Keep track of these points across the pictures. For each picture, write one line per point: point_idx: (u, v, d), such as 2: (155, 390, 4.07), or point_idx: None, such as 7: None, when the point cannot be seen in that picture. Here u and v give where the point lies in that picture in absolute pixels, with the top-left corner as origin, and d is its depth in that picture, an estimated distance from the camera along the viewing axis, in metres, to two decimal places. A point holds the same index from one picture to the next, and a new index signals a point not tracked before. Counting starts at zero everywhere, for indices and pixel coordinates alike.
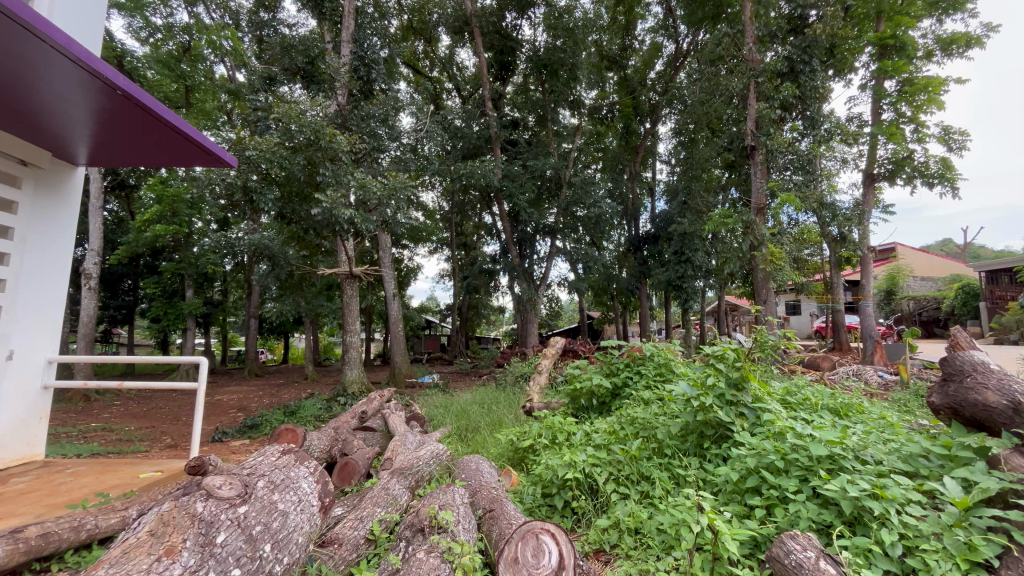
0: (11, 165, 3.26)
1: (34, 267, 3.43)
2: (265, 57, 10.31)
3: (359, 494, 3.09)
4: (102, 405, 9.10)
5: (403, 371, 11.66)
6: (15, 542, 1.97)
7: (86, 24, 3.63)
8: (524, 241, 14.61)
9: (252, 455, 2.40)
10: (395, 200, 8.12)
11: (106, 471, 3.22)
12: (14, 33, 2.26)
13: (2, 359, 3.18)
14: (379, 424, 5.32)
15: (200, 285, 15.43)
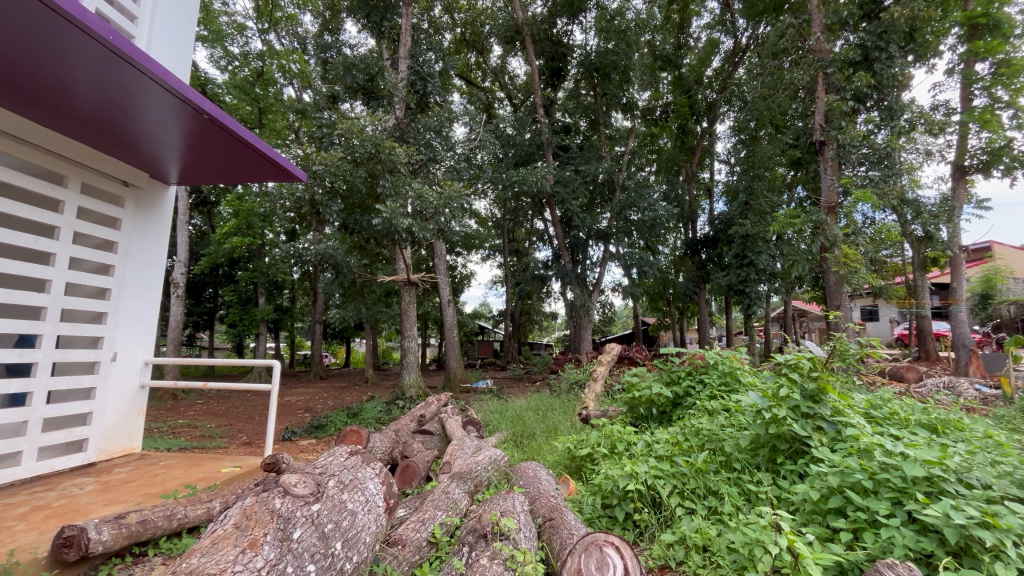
0: (114, 185, 3.64)
1: (134, 277, 3.80)
2: (329, 77, 10.94)
3: (420, 497, 3.16)
4: (188, 403, 9.92)
5: (458, 376, 11.85)
6: (120, 526, 2.17)
7: (177, 58, 4.00)
8: (576, 246, 14.47)
9: (322, 455, 2.50)
10: (450, 208, 8.32)
11: (192, 465, 3.50)
12: (120, 67, 2.52)
13: (108, 360, 3.55)
14: (437, 428, 5.44)
15: (271, 292, 16.50)
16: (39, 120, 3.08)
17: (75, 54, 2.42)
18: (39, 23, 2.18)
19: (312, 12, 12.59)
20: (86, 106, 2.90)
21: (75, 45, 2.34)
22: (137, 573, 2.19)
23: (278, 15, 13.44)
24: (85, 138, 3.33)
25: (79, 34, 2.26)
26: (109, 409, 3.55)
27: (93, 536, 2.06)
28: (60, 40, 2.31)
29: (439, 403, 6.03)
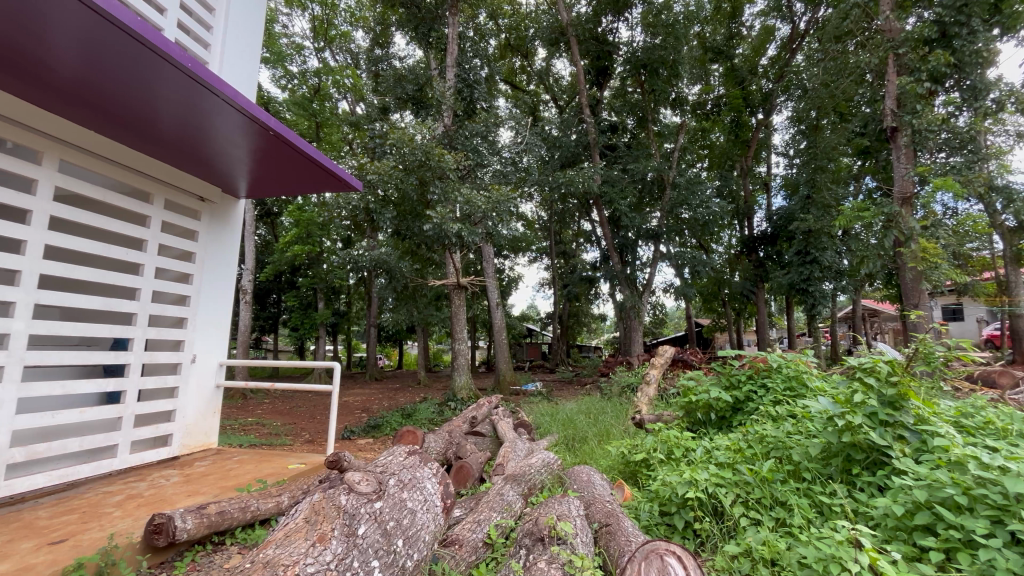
0: (192, 201, 3.95)
1: (210, 285, 4.10)
2: (380, 89, 11.35)
3: (475, 498, 3.19)
4: (257, 403, 10.57)
5: (507, 379, 11.91)
6: (202, 515, 2.34)
7: (244, 80, 4.27)
8: (625, 247, 14.19)
9: (382, 454, 2.59)
10: (498, 212, 8.39)
11: (263, 461, 3.72)
12: (198, 91, 2.73)
13: (188, 362, 3.84)
14: (489, 429, 5.48)
15: (330, 297, 17.29)
16: (130, 144, 3.39)
17: (159, 81, 2.64)
18: (128, 54, 2.40)
19: (363, 28, 13.13)
20: (170, 129, 3.16)
21: (159, 72, 2.55)
22: (217, 560, 2.36)
23: (332, 32, 14.11)
24: (168, 159, 3.64)
25: (161, 62, 2.46)
26: (190, 407, 3.85)
27: (179, 524, 2.23)
28: (147, 70, 2.54)
29: (490, 405, 6.09)
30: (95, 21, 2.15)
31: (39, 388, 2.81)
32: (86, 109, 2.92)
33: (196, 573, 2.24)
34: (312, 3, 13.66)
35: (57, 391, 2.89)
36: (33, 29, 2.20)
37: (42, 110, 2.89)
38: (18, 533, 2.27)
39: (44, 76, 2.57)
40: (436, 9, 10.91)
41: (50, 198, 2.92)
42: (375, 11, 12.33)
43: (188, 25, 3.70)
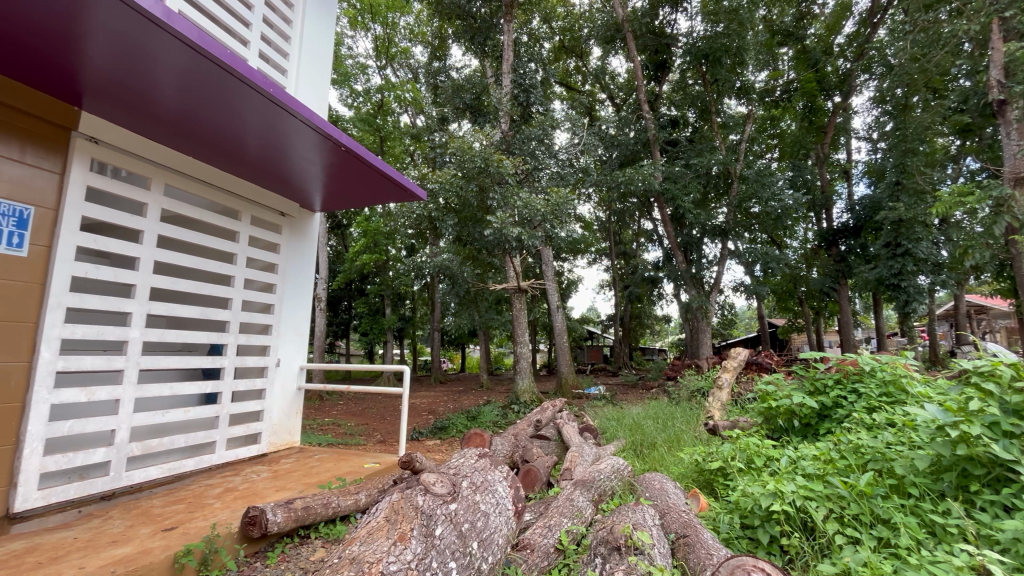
0: (274, 216, 4.27)
1: (292, 294, 4.40)
2: (439, 100, 11.70)
3: (543, 503, 3.16)
4: (332, 404, 11.19)
5: (570, 382, 11.80)
6: (289, 510, 2.50)
7: (317, 101, 4.56)
8: (690, 245, 13.64)
9: (454, 457, 2.65)
10: (557, 215, 8.36)
11: (341, 459, 3.92)
12: (279, 115, 2.94)
13: (274, 365, 4.14)
14: (553, 433, 5.46)
15: (396, 303, 18.02)
16: (221, 167, 3.72)
17: (244, 107, 2.87)
18: (218, 85, 2.63)
19: (422, 43, 13.58)
20: (254, 150, 3.43)
21: (244, 100, 2.78)
22: (303, 553, 2.52)
23: (393, 50, 14.70)
24: (253, 179, 3.95)
25: (245, 90, 2.67)
26: (276, 408, 4.13)
27: (270, 518, 2.39)
28: (235, 98, 2.77)
29: (555, 408, 6.07)
30: (190, 57, 2.38)
31: (151, 389, 3.14)
32: (184, 137, 3.24)
33: (286, 564, 2.40)
34: (374, 23, 14.31)
35: (166, 391, 3.21)
36: (140, 68, 2.48)
37: (149, 140, 3.23)
38: (137, 519, 2.53)
39: (150, 110, 2.87)
40: (491, 18, 11.09)
41: (158, 218, 3.26)
42: (433, 25, 12.72)
43: (268, 54, 4.00)
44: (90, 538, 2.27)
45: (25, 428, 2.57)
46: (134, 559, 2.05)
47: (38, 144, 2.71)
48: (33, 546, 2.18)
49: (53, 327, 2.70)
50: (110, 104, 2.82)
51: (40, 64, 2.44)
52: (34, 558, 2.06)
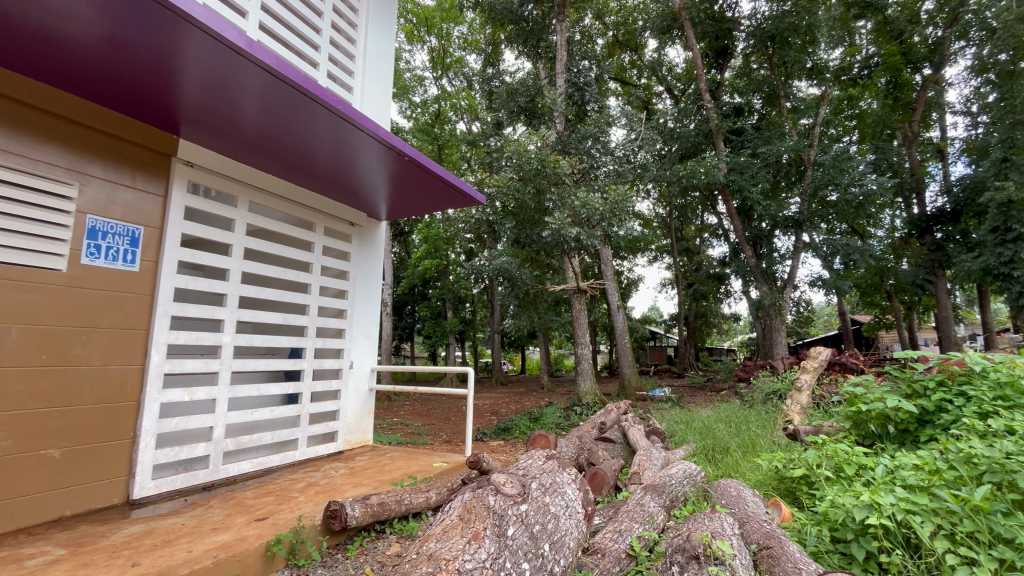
0: (344, 226, 4.51)
1: (363, 299, 4.62)
2: (494, 105, 11.85)
3: (613, 508, 3.10)
4: (400, 405, 11.61)
5: (633, 384, 11.49)
6: (367, 505, 2.62)
7: (379, 114, 4.77)
8: (758, 238, 12.90)
9: (522, 458, 2.69)
10: (616, 213, 8.18)
11: (412, 458, 4.06)
12: (348, 130, 3.10)
13: (348, 367, 4.37)
14: (619, 436, 5.34)
15: (457, 306, 18.44)
16: (296, 183, 3.97)
17: (317, 125, 3.05)
18: (294, 105, 2.81)
19: (476, 51, 13.80)
20: (325, 165, 3.64)
21: (317, 119, 2.96)
22: (380, 547, 2.63)
23: (448, 60, 15.08)
24: (325, 192, 4.19)
25: (317, 109, 2.84)
26: (350, 408, 4.36)
27: (349, 512, 2.52)
28: (308, 117, 2.94)
29: (619, 410, 5.95)
30: (270, 82, 2.56)
31: (242, 390, 3.42)
32: (265, 157, 3.50)
33: (365, 558, 2.52)
34: (429, 36, 14.76)
35: (254, 392, 3.48)
36: (227, 95, 2.70)
37: (235, 161, 3.52)
38: (233, 509, 2.77)
39: (235, 133, 3.13)
40: (543, 19, 11.09)
41: (244, 232, 3.56)
42: (486, 32, 12.89)
43: (335, 73, 4.24)
44: (195, 525, 2.50)
45: (140, 423, 2.89)
46: (232, 545, 2.23)
47: (144, 170, 3.03)
48: (149, 529, 2.44)
49: (160, 333, 3.01)
50: (203, 130, 3.10)
51: (145, 98, 2.73)
52: (151, 540, 2.30)
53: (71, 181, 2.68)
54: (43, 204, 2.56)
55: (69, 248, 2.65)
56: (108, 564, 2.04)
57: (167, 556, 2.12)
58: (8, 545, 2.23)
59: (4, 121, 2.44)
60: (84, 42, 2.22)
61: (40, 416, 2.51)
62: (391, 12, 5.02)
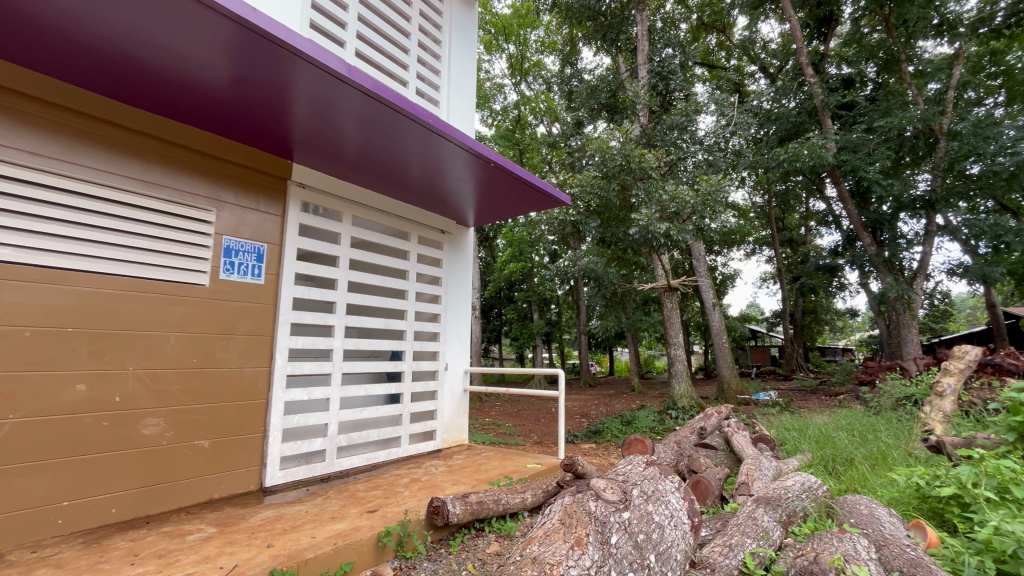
0: (436, 234, 4.72)
1: (455, 303, 4.80)
2: (574, 104, 11.73)
3: (720, 519, 2.90)
4: (491, 406, 11.89)
5: (734, 387, 10.69)
6: (467, 503, 2.70)
7: (464, 125, 4.93)
8: (878, 223, 11.46)
9: (621, 464, 2.61)
10: (709, 205, 7.66)
11: (506, 458, 4.13)
12: (436, 141, 3.23)
13: (443, 369, 4.56)
14: (721, 442, 5.01)
15: (542, 308, 18.49)
16: (392, 195, 4.23)
17: (408, 139, 3.22)
18: (388, 123, 3.00)
19: (553, 52, 13.72)
20: (418, 177, 3.84)
21: (408, 134, 3.12)
22: (480, 545, 2.71)
23: (526, 65, 15.24)
24: (418, 203, 4.42)
25: (408, 124, 3.00)
26: (447, 408, 4.55)
27: (451, 509, 2.62)
28: (401, 133, 3.12)
29: (721, 415, 5.58)
30: (366, 104, 2.75)
31: (352, 390, 3.71)
32: (365, 174, 3.77)
33: (467, 554, 2.60)
34: (508, 43, 15.03)
35: (362, 392, 3.77)
36: (331, 119, 2.95)
37: (339, 180, 3.84)
38: (348, 500, 3.01)
39: (338, 153, 3.41)
40: (622, 12, 10.77)
41: (349, 245, 3.87)
42: (563, 33, 12.78)
43: (423, 89, 4.48)
44: (316, 513, 2.75)
45: (269, 419, 3.25)
46: (349, 534, 2.41)
47: (265, 193, 3.40)
48: (279, 515, 2.73)
49: (283, 339, 3.37)
50: (312, 154, 3.43)
51: (265, 129, 3.07)
52: (281, 524, 2.57)
53: (210, 208, 3.09)
54: (191, 229, 2.98)
55: (210, 266, 3.06)
56: (249, 543, 2.31)
57: (295, 540, 2.34)
58: (173, 521, 2.61)
59: (160, 160, 2.88)
60: (217, 85, 2.56)
61: (192, 412, 2.90)
62: (472, 23, 5.17)
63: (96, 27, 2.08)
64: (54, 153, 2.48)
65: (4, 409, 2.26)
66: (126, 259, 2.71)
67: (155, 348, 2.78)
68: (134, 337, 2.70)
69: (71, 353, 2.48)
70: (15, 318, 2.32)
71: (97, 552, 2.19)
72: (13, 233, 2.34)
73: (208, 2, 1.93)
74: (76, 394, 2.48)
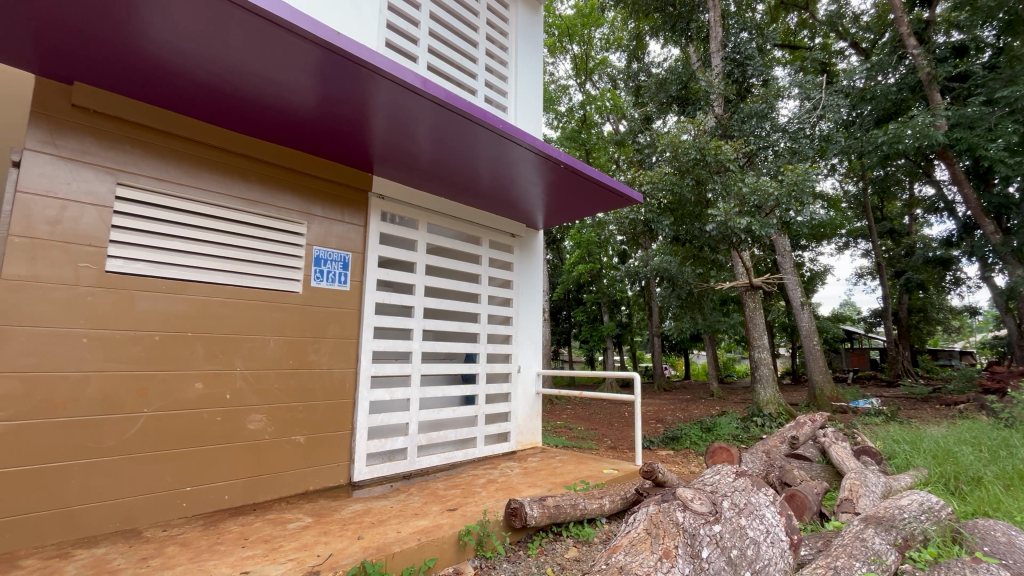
0: (506, 238, 4.79)
1: (526, 305, 4.83)
2: (641, 99, 11.38)
3: (821, 538, 2.66)
4: (563, 409, 11.79)
5: (828, 394, 9.78)
6: (544, 506, 2.69)
7: (532, 129, 4.95)
8: (1004, 207, 9.99)
9: (709, 473, 2.49)
10: (795, 196, 7.03)
11: (582, 462, 4.06)
12: (506, 146, 3.27)
13: (516, 372, 4.60)
14: (817, 454, 4.62)
15: (613, 310, 18.07)
16: (464, 202, 4.34)
17: (479, 146, 3.29)
18: (460, 132, 3.08)
19: (619, 48, 13.37)
20: (488, 182, 3.91)
21: (479, 140, 3.19)
22: (559, 549, 2.68)
23: (591, 64, 15.04)
24: (488, 208, 4.50)
25: (479, 131, 3.07)
26: (520, 410, 4.58)
27: (529, 511, 2.62)
28: (472, 140, 3.19)
29: (815, 424, 5.14)
30: (439, 114, 2.85)
31: (430, 391, 3.85)
32: (439, 182, 3.90)
33: (545, 558, 2.59)
34: (572, 44, 14.95)
35: (439, 393, 3.90)
36: (407, 132, 3.09)
37: (415, 189, 4.02)
38: (429, 497, 3.11)
39: (413, 163, 3.56)
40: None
41: (425, 251, 4.03)
42: (628, 29, 12.42)
43: (491, 97, 4.56)
44: (400, 509, 2.87)
45: (356, 417, 3.45)
46: (431, 531, 2.49)
47: (349, 205, 3.63)
48: (367, 509, 2.88)
49: (367, 342, 3.57)
50: (390, 166, 3.61)
51: (348, 145, 3.27)
52: (369, 518, 2.71)
53: (301, 221, 3.35)
54: (286, 242, 3.25)
55: (302, 275, 3.31)
56: (341, 534, 2.46)
57: (382, 534, 2.46)
58: (275, 509, 2.85)
59: (258, 179, 3.16)
60: (306, 108, 2.77)
61: (290, 410, 3.15)
62: (537, 27, 5.19)
63: (207, 64, 2.34)
64: (174, 178, 2.81)
65: (140, 403, 2.59)
66: (231, 270, 2.99)
67: (258, 350, 3.06)
68: (240, 340, 2.99)
69: (190, 355, 2.78)
70: (146, 324, 2.65)
71: (214, 534, 2.44)
72: (144, 249, 2.68)
73: (297, 29, 2.10)
74: (195, 391, 2.78)
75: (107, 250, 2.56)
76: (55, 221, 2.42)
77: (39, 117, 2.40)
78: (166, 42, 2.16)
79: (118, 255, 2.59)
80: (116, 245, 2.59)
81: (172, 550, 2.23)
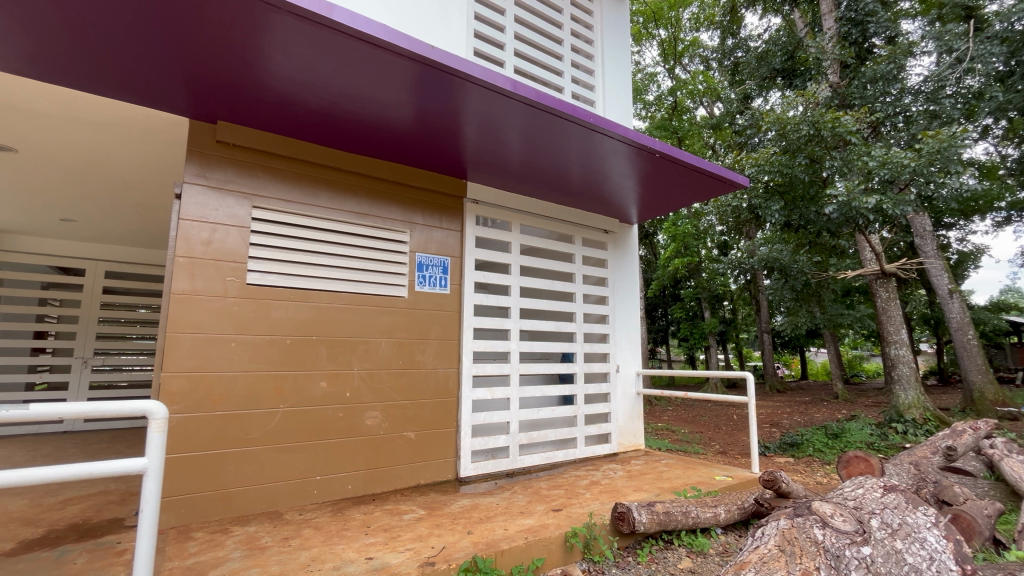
0: (599, 234, 4.68)
1: (623, 302, 4.68)
2: (740, 77, 10.56)
3: (1001, 570, 2.24)
4: (664, 410, 11.29)
5: (990, 398, 8.20)
6: (653, 513, 2.57)
7: (622, 121, 4.78)
8: None
9: (846, 484, 2.23)
10: (938, 165, 5.97)
11: (690, 467, 3.83)
12: (597, 140, 3.18)
13: (615, 371, 4.48)
14: (982, 469, 3.92)
15: (714, 305, 16.89)
16: (555, 201, 4.32)
17: (570, 142, 3.24)
18: (551, 130, 3.06)
19: (711, 26, 12.44)
20: (579, 179, 3.84)
21: (569, 136, 3.13)
22: (671, 558, 2.54)
23: (680, 47, 14.22)
24: (580, 205, 4.43)
25: (569, 127, 3.02)
26: (621, 411, 4.45)
27: (637, 517, 2.51)
28: (563, 137, 3.15)
29: (978, 433, 4.35)
30: (528, 114, 2.86)
31: (530, 390, 3.89)
32: (530, 182, 3.91)
33: (657, 567, 2.47)
34: (658, 29, 14.26)
35: (538, 392, 3.92)
36: (498, 135, 3.13)
37: (507, 191, 4.08)
38: (534, 496, 3.13)
39: (505, 166, 3.61)
40: None
41: (519, 252, 4.08)
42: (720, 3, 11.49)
43: (579, 92, 4.49)
44: (506, 506, 2.92)
45: (460, 415, 3.59)
46: (538, 531, 2.49)
47: (447, 212, 3.78)
48: (474, 505, 2.97)
49: (468, 342, 3.70)
50: (482, 170, 3.69)
51: (443, 153, 3.41)
52: (477, 513, 2.80)
53: (404, 229, 3.55)
54: (393, 250, 3.48)
55: (407, 280, 3.51)
56: (452, 528, 2.55)
57: (491, 530, 2.52)
58: (392, 500, 3.05)
59: (366, 193, 3.41)
60: (405, 122, 2.93)
61: (402, 407, 3.36)
62: (623, 16, 5.02)
63: (320, 91, 2.57)
64: (297, 198, 3.13)
65: (278, 399, 2.92)
66: (344, 278, 3.25)
67: (371, 352, 3.30)
68: (356, 342, 3.24)
69: (315, 356, 3.08)
70: (279, 330, 2.98)
71: (341, 520, 2.67)
72: (275, 263, 3.02)
73: (396, 48, 2.23)
74: (321, 389, 3.07)
75: (247, 265, 2.92)
76: (208, 242, 2.81)
77: (193, 154, 2.81)
78: (286, 75, 2.41)
79: (256, 270, 2.95)
80: (253, 260, 2.95)
81: (308, 533, 2.48)
